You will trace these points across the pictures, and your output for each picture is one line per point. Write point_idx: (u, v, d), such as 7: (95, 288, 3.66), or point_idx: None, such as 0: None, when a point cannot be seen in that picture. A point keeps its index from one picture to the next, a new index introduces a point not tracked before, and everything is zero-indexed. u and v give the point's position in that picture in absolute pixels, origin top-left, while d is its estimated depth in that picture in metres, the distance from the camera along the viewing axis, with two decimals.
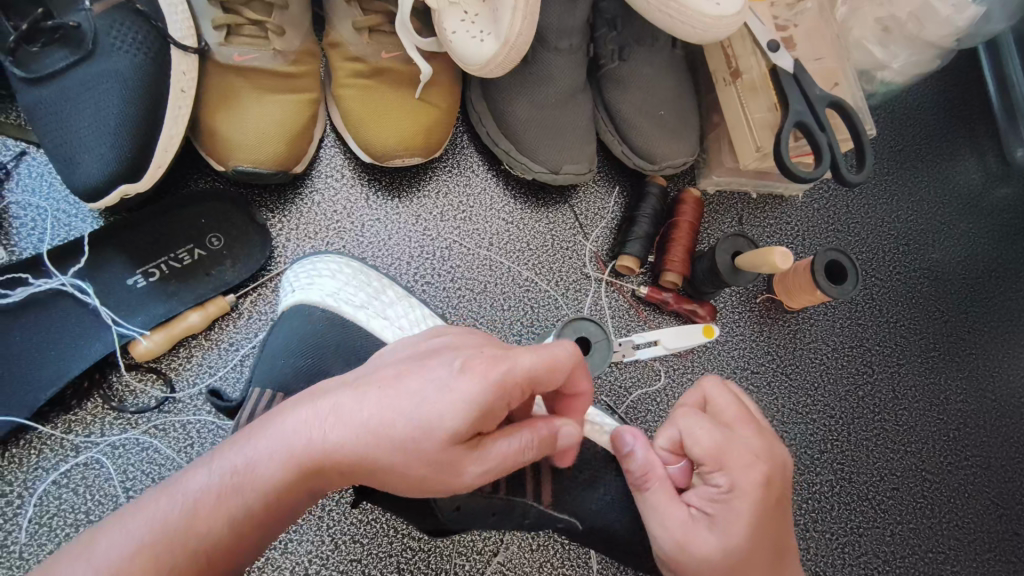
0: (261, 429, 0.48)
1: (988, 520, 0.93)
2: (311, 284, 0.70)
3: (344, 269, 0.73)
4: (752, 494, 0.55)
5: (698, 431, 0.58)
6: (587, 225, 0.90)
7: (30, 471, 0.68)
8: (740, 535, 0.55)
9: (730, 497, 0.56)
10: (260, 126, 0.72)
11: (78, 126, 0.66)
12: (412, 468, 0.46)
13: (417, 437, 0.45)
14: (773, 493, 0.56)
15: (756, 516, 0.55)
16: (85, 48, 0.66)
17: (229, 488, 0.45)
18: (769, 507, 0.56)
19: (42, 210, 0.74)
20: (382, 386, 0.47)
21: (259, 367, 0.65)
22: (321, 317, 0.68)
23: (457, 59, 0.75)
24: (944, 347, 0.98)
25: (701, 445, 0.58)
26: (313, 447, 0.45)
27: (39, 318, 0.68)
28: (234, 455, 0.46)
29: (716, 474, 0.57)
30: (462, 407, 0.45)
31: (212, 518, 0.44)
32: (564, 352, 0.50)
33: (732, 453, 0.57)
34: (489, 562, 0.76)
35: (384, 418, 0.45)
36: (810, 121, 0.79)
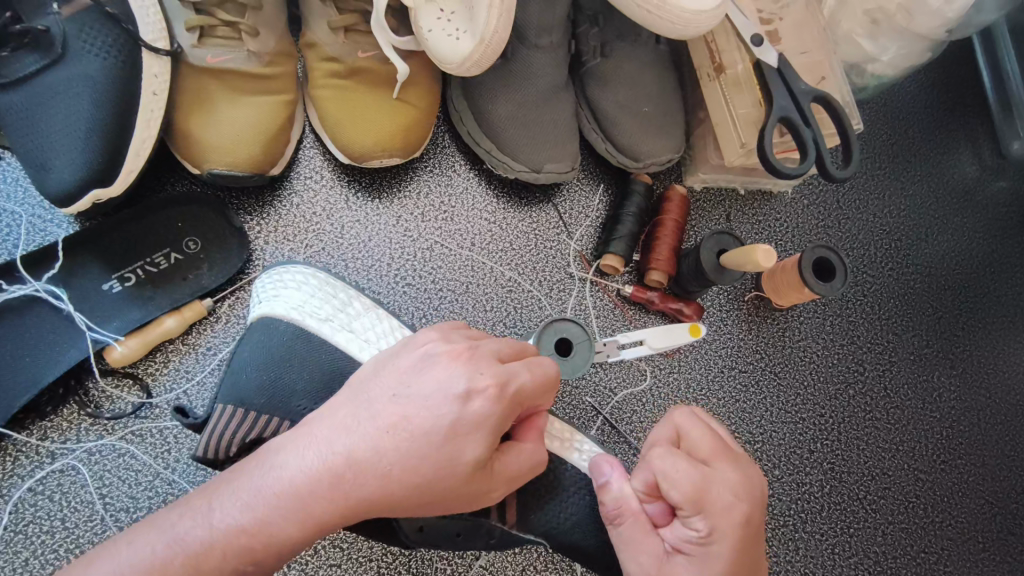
0: (262, 472, 0.47)
1: (981, 520, 0.92)
2: (276, 296, 0.70)
3: (311, 280, 0.72)
4: (727, 535, 0.53)
5: (675, 474, 0.55)
6: (571, 224, 0.89)
7: (5, 478, 0.67)
8: None
9: (705, 537, 0.54)
10: (235, 127, 0.72)
11: (48, 130, 0.65)
12: (436, 504, 0.48)
13: (442, 471, 0.47)
14: (751, 530, 0.55)
15: (732, 558, 0.53)
16: (54, 52, 0.65)
17: (237, 538, 0.45)
18: (747, 544, 0.54)
19: (17, 215, 0.73)
20: (393, 430, 0.47)
21: (229, 379, 0.64)
22: (288, 332, 0.67)
23: (433, 57, 0.74)
24: (938, 344, 0.96)
25: (677, 488, 0.55)
26: (329, 494, 0.45)
27: (13, 324, 0.68)
28: (234, 501, 0.46)
29: (694, 517, 0.54)
30: (479, 433, 0.47)
31: (221, 567, 0.45)
32: (553, 366, 0.53)
33: (711, 494, 0.54)
34: (470, 567, 0.75)
35: (407, 463, 0.46)
36: (794, 116, 0.77)
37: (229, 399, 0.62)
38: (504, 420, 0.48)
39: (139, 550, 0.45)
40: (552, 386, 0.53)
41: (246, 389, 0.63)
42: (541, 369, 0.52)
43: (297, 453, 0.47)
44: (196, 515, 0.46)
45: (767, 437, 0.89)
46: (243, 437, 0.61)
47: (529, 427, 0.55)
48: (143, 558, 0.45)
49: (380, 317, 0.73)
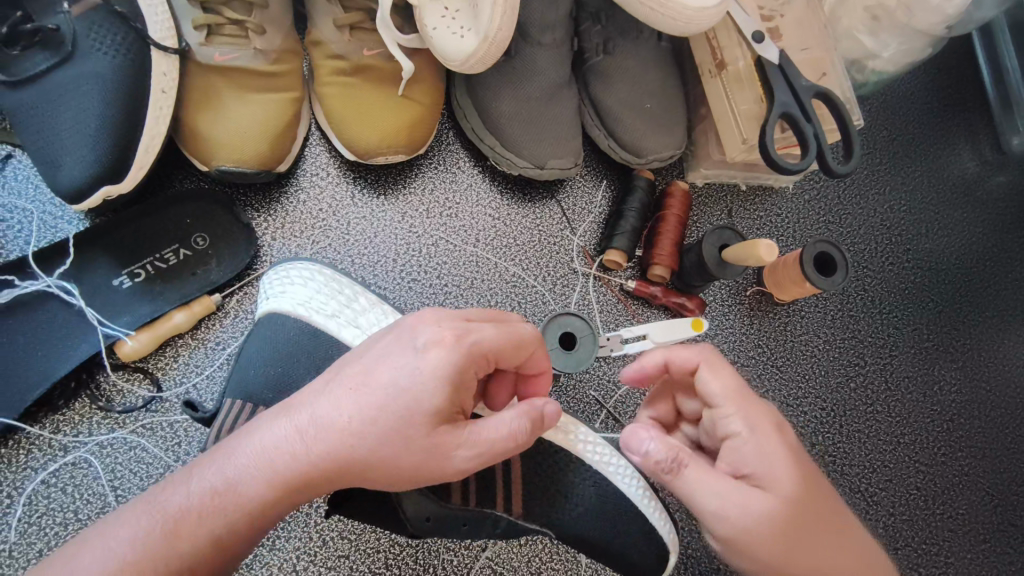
0: (242, 441, 0.50)
1: (983, 512, 0.92)
2: (283, 293, 0.70)
3: (317, 276, 0.72)
4: (770, 430, 0.57)
5: (711, 381, 0.59)
6: (574, 221, 0.90)
7: (19, 470, 0.68)
8: (777, 473, 0.55)
9: (752, 437, 0.57)
10: (242, 124, 0.72)
11: (59, 128, 0.66)
12: (402, 464, 0.49)
13: (402, 424, 0.48)
14: (787, 427, 0.59)
15: (788, 452, 0.57)
16: (65, 50, 0.66)
17: (212, 504, 0.47)
18: (791, 440, 0.58)
19: (28, 212, 0.74)
20: (356, 388, 0.49)
21: (234, 377, 0.66)
22: (295, 326, 0.68)
23: (438, 55, 0.75)
24: (938, 338, 0.97)
25: (713, 394, 0.59)
26: (299, 454, 0.48)
27: (25, 319, 0.69)
28: (216, 469, 0.48)
29: (732, 420, 0.58)
30: (436, 382, 0.48)
31: (206, 530, 0.46)
32: (529, 331, 0.55)
33: (741, 400, 0.59)
34: (477, 558, 0.76)
35: (368, 417, 0.48)
36: (795, 112, 0.78)
37: (236, 394, 0.64)
38: (462, 374, 0.49)
39: (127, 524, 0.46)
40: (524, 349, 0.54)
41: (253, 386, 0.65)
42: (512, 330, 0.53)
43: (270, 422, 0.50)
44: (181, 486, 0.48)
45: None
46: None
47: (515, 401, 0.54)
48: (130, 532, 0.46)
49: (385, 312, 0.72)
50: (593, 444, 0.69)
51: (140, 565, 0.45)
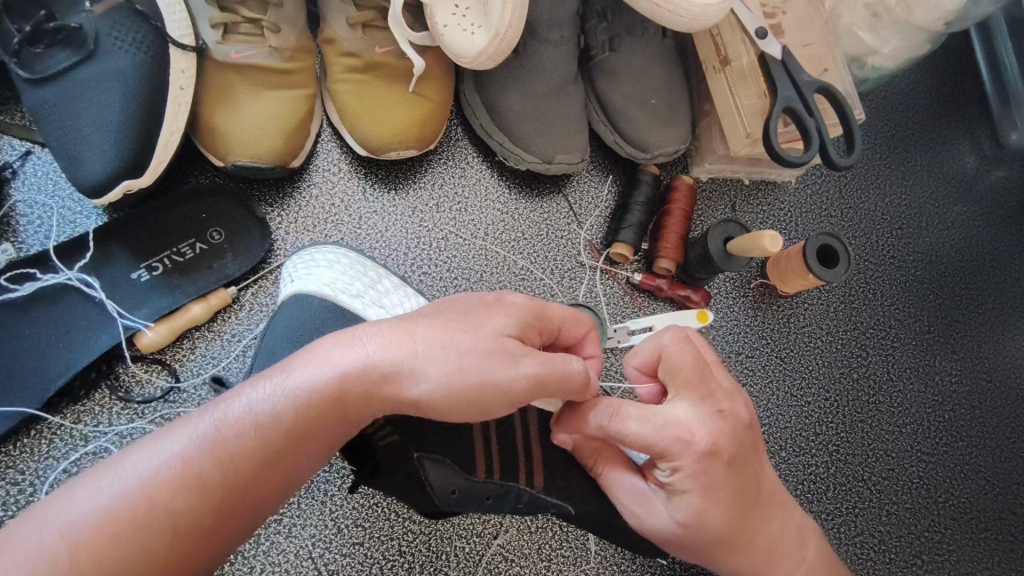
0: (313, 355, 0.51)
1: (984, 500, 0.94)
2: (309, 274, 0.73)
3: (341, 259, 0.76)
4: (693, 473, 0.55)
5: (630, 416, 0.56)
6: (581, 215, 0.91)
7: (41, 459, 0.70)
8: (692, 508, 0.56)
9: (673, 473, 0.56)
10: (257, 120, 0.74)
11: (81, 124, 0.68)
12: (464, 392, 0.50)
13: (474, 347, 0.51)
14: (722, 462, 0.55)
15: (703, 494, 0.55)
16: (87, 48, 0.68)
17: (277, 412, 0.47)
18: (722, 476, 0.55)
19: (48, 207, 0.76)
20: (427, 320, 0.53)
21: (260, 356, 0.67)
22: (320, 306, 0.70)
23: (449, 52, 0.77)
24: (939, 329, 0.99)
25: (634, 431, 0.55)
26: (372, 372, 0.50)
27: (47, 312, 0.70)
28: (287, 379, 0.49)
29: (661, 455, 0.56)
30: (507, 319, 0.54)
31: (275, 438, 0.47)
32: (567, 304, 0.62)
33: (671, 437, 0.55)
34: (488, 545, 0.78)
35: (438, 340, 0.52)
36: (798, 106, 0.79)
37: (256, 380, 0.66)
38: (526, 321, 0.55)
39: (196, 424, 0.47)
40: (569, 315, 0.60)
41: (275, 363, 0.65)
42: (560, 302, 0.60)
43: (336, 344, 0.51)
44: (252, 392, 0.48)
45: (773, 421, 0.92)
46: None
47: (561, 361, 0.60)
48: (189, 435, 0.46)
49: (408, 296, 0.77)
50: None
51: (199, 468, 0.44)
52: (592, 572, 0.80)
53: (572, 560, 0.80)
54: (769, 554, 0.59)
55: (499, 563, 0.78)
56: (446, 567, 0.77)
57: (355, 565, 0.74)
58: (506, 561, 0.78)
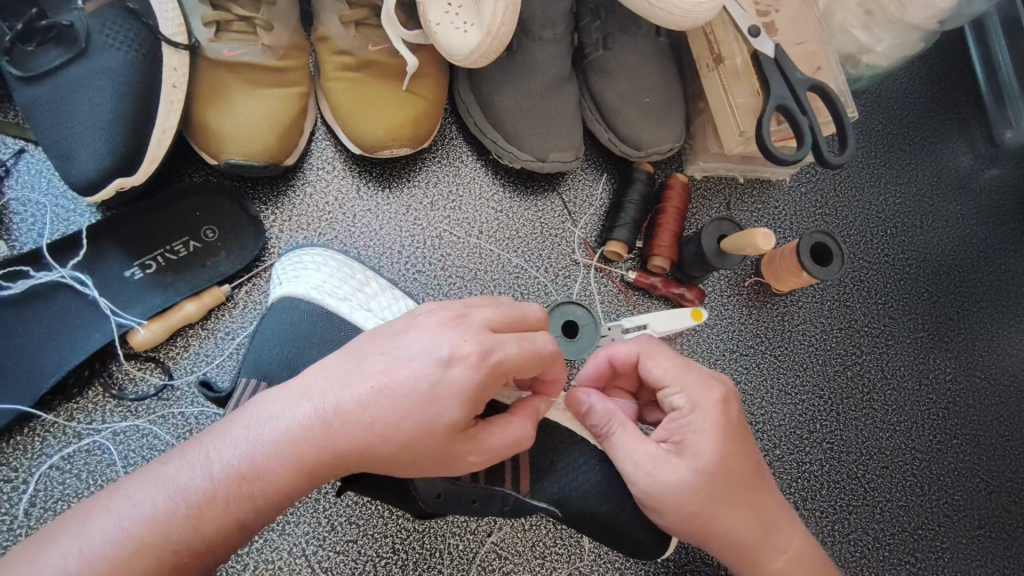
0: (258, 418, 0.49)
1: (978, 498, 0.94)
2: (297, 277, 0.73)
3: (329, 262, 0.75)
4: (709, 411, 0.60)
5: (656, 357, 0.63)
6: (575, 213, 0.91)
7: (34, 457, 0.70)
8: (706, 452, 0.59)
9: (692, 415, 0.60)
10: (250, 118, 0.74)
11: (74, 122, 0.68)
12: (416, 463, 0.50)
13: (422, 430, 0.48)
14: (732, 408, 0.61)
15: (721, 434, 0.59)
16: (79, 46, 0.68)
17: (235, 485, 0.47)
18: (732, 424, 0.60)
19: (41, 205, 0.76)
20: (378, 388, 0.49)
21: (248, 358, 0.68)
22: (307, 310, 0.70)
23: (442, 50, 0.77)
24: (933, 327, 0.99)
25: (658, 371, 0.63)
26: (316, 444, 0.48)
27: (40, 309, 0.70)
28: (231, 450, 0.48)
29: (676, 395, 0.61)
30: (455, 402, 0.48)
31: (220, 515, 0.47)
32: (548, 345, 0.52)
33: (688, 376, 0.62)
34: (483, 543, 0.78)
35: (389, 419, 0.48)
36: (791, 104, 0.79)
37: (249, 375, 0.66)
38: (484, 392, 0.49)
39: (142, 496, 0.46)
40: (544, 364, 0.52)
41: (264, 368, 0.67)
42: (533, 344, 0.51)
43: (292, 404, 0.49)
44: (193, 465, 0.48)
45: (767, 418, 0.92)
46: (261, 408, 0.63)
47: (523, 407, 0.56)
48: (143, 507, 0.46)
49: (395, 298, 0.76)
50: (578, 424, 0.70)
51: (154, 545, 0.45)
52: (586, 569, 0.80)
53: (566, 557, 0.80)
54: (766, 525, 0.61)
55: (492, 561, 0.78)
56: (440, 564, 0.77)
57: (349, 562, 0.75)
58: (499, 559, 0.78)
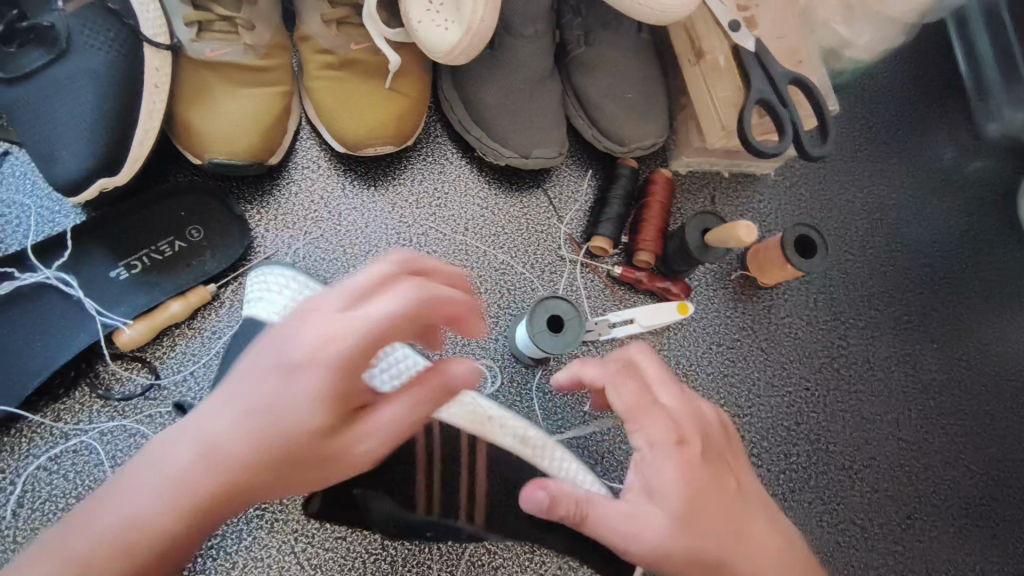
0: (162, 446, 0.49)
1: (965, 487, 0.95)
2: (259, 299, 0.73)
3: (290, 282, 0.75)
4: (665, 450, 0.56)
5: (618, 391, 0.59)
6: (560, 208, 0.92)
7: (21, 457, 0.70)
8: (670, 500, 0.55)
9: (651, 456, 0.57)
10: (233, 119, 0.74)
11: (56, 124, 0.68)
12: (317, 458, 0.47)
13: (298, 421, 0.47)
14: (691, 450, 0.57)
15: (680, 472, 0.56)
16: (60, 47, 0.69)
17: (144, 511, 0.47)
18: (692, 465, 0.56)
19: (26, 207, 0.76)
20: (262, 380, 0.47)
21: (217, 380, 0.69)
22: (269, 333, 0.70)
23: (424, 49, 0.77)
24: (918, 318, 1.00)
25: (621, 404, 0.59)
26: (212, 462, 0.47)
27: (24, 311, 0.70)
28: (143, 473, 0.48)
29: (637, 435, 0.58)
30: (322, 377, 0.46)
31: (137, 543, 0.47)
32: (395, 307, 0.47)
33: (645, 414, 0.58)
34: (472, 537, 0.78)
35: (280, 416, 0.47)
36: (771, 98, 0.80)
37: None
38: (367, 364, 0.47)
39: (67, 539, 0.47)
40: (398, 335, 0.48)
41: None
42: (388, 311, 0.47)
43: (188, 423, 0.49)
44: (111, 498, 0.48)
45: (754, 410, 0.92)
46: None
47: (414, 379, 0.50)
48: (68, 551, 0.46)
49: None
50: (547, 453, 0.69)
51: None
52: (575, 562, 0.80)
53: (555, 551, 0.80)
54: None
55: (481, 556, 0.78)
56: (430, 559, 0.77)
57: (338, 560, 0.75)
58: (488, 553, 0.78)
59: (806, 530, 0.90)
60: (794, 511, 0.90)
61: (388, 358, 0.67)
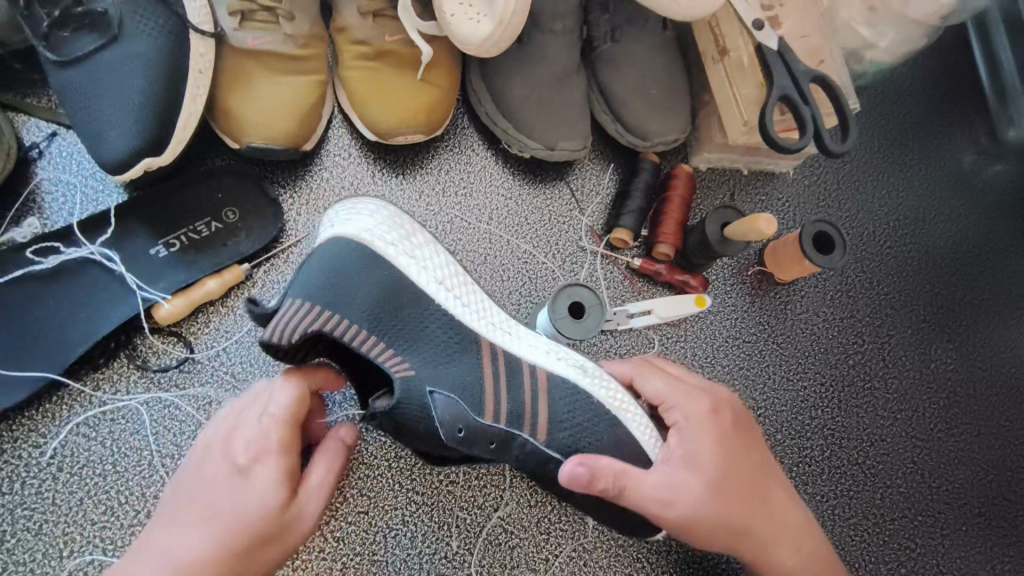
0: None
1: (978, 486, 0.95)
2: (348, 221, 0.72)
3: (377, 213, 0.74)
4: (703, 418, 0.70)
5: (650, 377, 0.74)
6: (583, 201, 0.94)
7: (62, 424, 0.73)
8: (710, 455, 0.68)
9: (688, 424, 0.70)
10: (272, 106, 0.77)
11: (105, 105, 0.72)
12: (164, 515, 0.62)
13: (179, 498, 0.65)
14: (722, 414, 0.71)
15: (715, 438, 0.69)
16: (111, 32, 0.72)
17: None
18: (724, 427, 0.70)
19: (71, 185, 0.79)
20: None
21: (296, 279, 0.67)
22: (355, 248, 0.69)
23: (456, 41, 0.80)
24: (935, 318, 1.01)
25: (655, 387, 0.73)
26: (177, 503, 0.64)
27: (69, 284, 0.74)
28: None
29: (673, 410, 0.72)
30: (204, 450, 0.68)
31: None
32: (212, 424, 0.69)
33: (678, 392, 0.72)
34: (490, 517, 0.80)
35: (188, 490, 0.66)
36: (793, 95, 0.82)
37: (297, 293, 0.64)
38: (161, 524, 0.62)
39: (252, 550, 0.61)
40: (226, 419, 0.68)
41: (307, 289, 0.65)
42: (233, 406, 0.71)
43: None
44: None
45: (769, 404, 0.94)
46: (306, 329, 0.63)
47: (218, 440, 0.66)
48: None
49: (436, 252, 0.76)
50: (597, 374, 0.74)
51: None
52: (589, 545, 0.82)
53: (571, 533, 0.82)
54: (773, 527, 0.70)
55: (499, 535, 0.80)
56: (448, 536, 0.79)
57: (360, 533, 0.77)
58: (506, 533, 0.80)
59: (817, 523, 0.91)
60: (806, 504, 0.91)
61: (470, 298, 0.75)
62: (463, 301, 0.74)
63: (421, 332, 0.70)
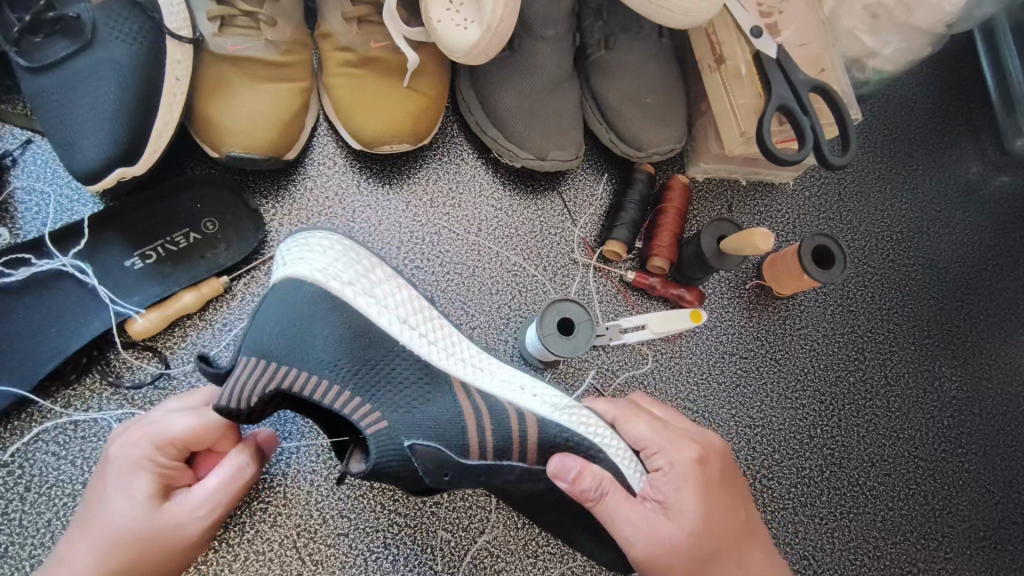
0: None
1: (984, 509, 0.92)
2: (301, 259, 0.69)
3: (336, 245, 0.72)
4: (688, 469, 0.66)
5: (632, 420, 0.70)
6: (575, 212, 0.91)
7: (30, 442, 0.71)
8: (691, 510, 0.64)
9: (672, 473, 0.66)
10: (251, 114, 0.75)
11: (78, 113, 0.69)
12: None
13: None
14: (708, 465, 0.67)
15: (699, 492, 0.65)
16: (85, 38, 0.70)
17: None
18: (708, 480, 0.66)
19: (46, 194, 0.77)
20: None
21: (248, 333, 0.63)
22: (313, 293, 0.67)
23: (443, 48, 0.77)
24: (939, 334, 0.97)
25: (639, 433, 0.69)
26: None
27: (40, 297, 0.71)
28: None
29: (656, 458, 0.68)
30: None
31: None
32: None
33: (663, 437, 0.68)
34: (474, 540, 0.78)
35: None
36: (792, 104, 0.79)
37: (249, 350, 0.61)
38: None
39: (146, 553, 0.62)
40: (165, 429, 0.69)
41: (265, 344, 0.62)
42: None
43: None
44: None
45: (766, 422, 0.91)
46: (262, 389, 0.60)
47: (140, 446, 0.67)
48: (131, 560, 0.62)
49: (397, 287, 0.74)
50: (576, 411, 0.71)
51: None
52: (578, 569, 0.79)
53: (558, 557, 0.79)
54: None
55: (484, 559, 0.78)
56: (431, 560, 0.77)
57: (339, 557, 0.75)
58: (491, 557, 0.78)
59: (815, 547, 0.88)
60: (805, 528, 0.88)
61: (435, 334, 0.73)
62: (430, 339, 0.72)
63: (391, 368, 0.67)
